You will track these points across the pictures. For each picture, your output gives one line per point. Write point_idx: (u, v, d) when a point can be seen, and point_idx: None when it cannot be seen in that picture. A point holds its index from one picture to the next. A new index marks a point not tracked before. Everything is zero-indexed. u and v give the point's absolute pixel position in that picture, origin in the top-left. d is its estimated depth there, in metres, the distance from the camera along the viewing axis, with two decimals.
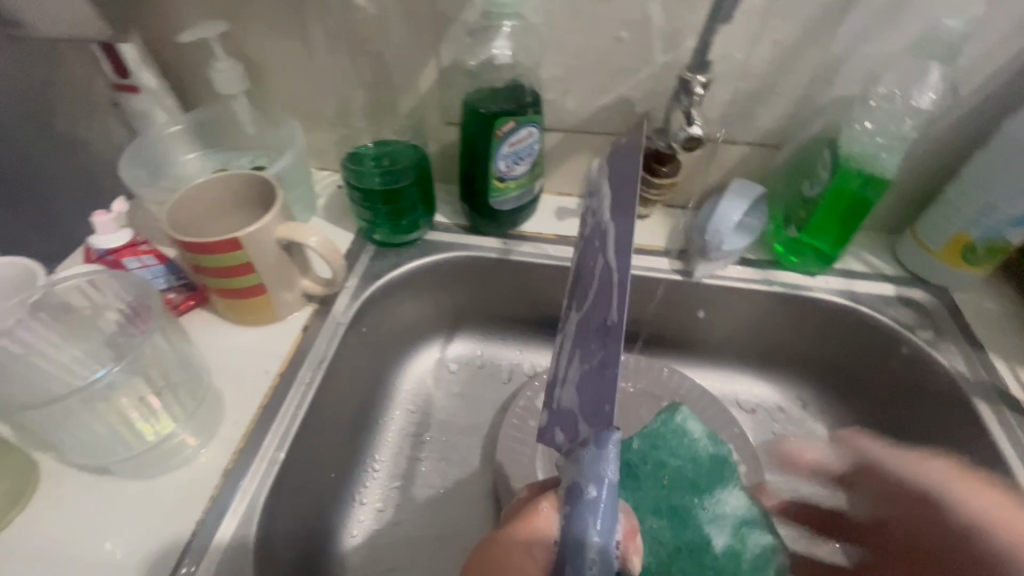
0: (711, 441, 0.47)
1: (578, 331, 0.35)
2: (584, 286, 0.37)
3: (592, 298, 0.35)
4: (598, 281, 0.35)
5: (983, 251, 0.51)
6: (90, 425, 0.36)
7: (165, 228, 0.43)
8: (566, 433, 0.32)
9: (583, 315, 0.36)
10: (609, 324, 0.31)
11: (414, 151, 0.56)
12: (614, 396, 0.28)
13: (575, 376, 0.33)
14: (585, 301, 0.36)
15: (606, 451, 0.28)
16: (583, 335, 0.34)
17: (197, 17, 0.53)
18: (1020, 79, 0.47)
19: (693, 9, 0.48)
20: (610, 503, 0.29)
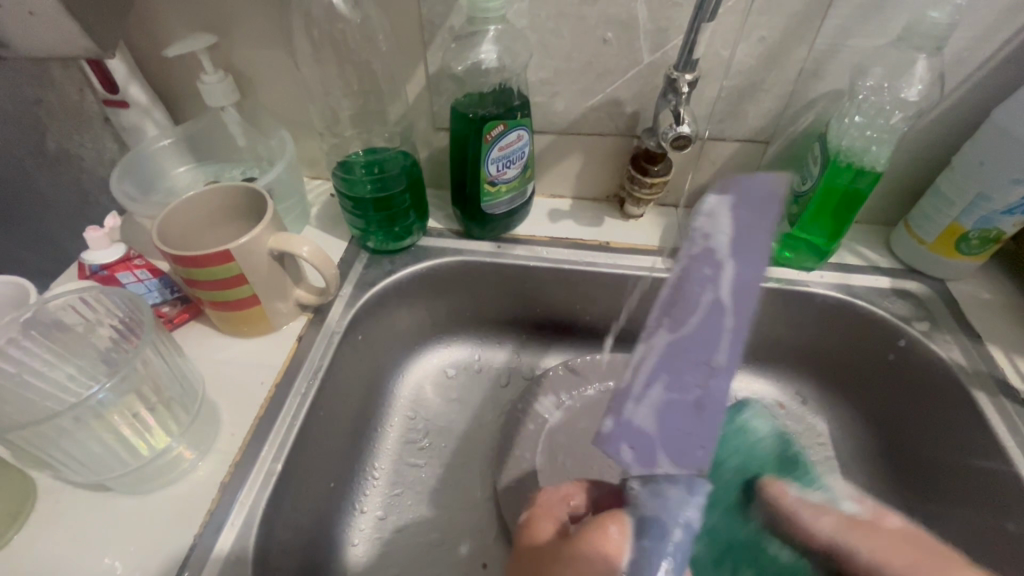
0: (779, 443, 0.46)
1: (667, 350, 0.39)
2: (676, 301, 0.40)
3: (692, 318, 0.39)
4: (699, 306, 0.39)
5: (977, 240, 0.51)
6: (83, 442, 0.36)
7: (155, 242, 0.43)
8: (638, 452, 0.40)
9: (676, 335, 0.39)
10: (715, 365, 0.38)
11: (403, 157, 0.55)
12: (708, 444, 0.39)
13: (659, 407, 0.40)
14: (674, 321, 0.40)
15: (693, 501, 0.34)
16: (681, 356, 0.39)
17: (184, 31, 0.53)
18: (1006, 68, 0.47)
19: (677, 8, 0.48)
20: (684, 549, 0.32)
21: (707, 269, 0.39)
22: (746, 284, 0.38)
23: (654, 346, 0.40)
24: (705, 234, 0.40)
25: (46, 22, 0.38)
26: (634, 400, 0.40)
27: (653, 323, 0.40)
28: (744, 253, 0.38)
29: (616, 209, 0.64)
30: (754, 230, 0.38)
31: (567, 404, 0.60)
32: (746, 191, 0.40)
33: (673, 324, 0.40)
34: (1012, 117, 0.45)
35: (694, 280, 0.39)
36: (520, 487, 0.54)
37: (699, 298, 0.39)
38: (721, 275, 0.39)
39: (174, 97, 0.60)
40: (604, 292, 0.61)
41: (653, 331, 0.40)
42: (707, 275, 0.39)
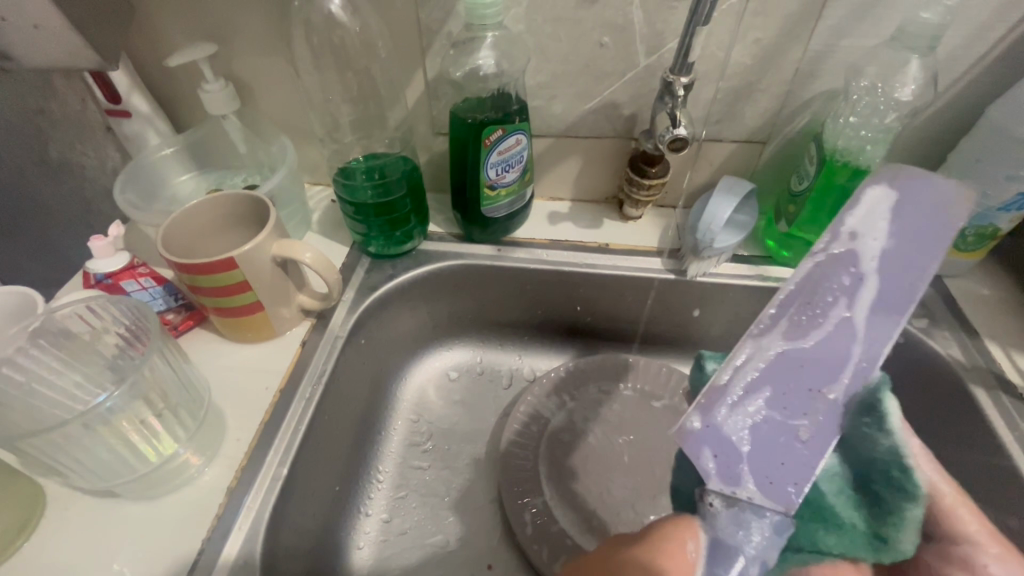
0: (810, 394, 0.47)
1: (784, 358, 0.35)
2: (810, 307, 0.35)
3: (784, 323, 0.35)
4: (830, 319, 0.35)
5: (973, 236, 0.52)
6: (91, 449, 0.37)
7: (160, 250, 0.43)
8: None
9: (773, 345, 0.35)
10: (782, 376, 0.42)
11: (404, 163, 0.56)
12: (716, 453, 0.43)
13: (757, 424, 0.34)
14: (797, 324, 0.35)
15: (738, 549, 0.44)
16: (782, 365, 0.35)
17: (185, 40, 0.54)
18: (1000, 66, 0.48)
19: (673, 11, 0.48)
20: None
21: (850, 272, 0.35)
22: (885, 305, 0.34)
23: (769, 347, 0.35)
24: (852, 235, 0.35)
25: (51, 35, 0.39)
26: (731, 407, 0.34)
27: (774, 317, 0.35)
28: (890, 263, 0.34)
29: (615, 211, 0.65)
30: (919, 246, 0.34)
31: (569, 405, 0.60)
32: (891, 196, 0.34)
33: (797, 328, 0.35)
34: (1006, 114, 0.46)
35: (832, 285, 0.35)
36: (524, 488, 0.54)
37: (832, 300, 0.35)
38: (859, 289, 0.34)
39: (176, 106, 0.61)
40: (604, 293, 0.61)
41: (771, 328, 0.35)
42: (846, 280, 0.35)
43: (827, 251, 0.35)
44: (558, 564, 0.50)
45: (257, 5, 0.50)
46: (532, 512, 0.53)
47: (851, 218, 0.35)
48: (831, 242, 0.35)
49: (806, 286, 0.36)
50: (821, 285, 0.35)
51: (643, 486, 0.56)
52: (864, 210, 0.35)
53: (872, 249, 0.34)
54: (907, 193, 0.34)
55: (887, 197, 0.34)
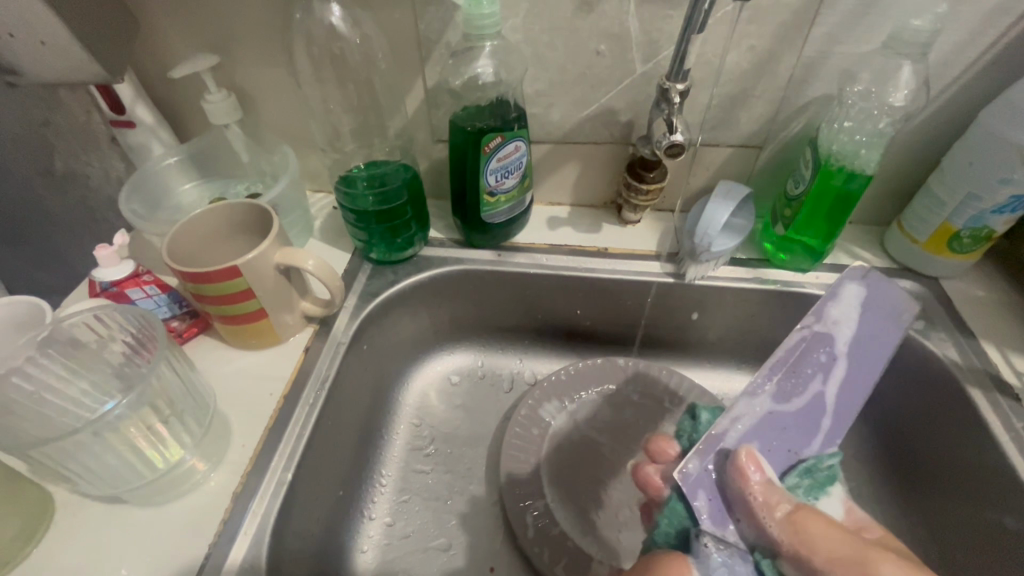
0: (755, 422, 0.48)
1: (770, 417, 0.39)
2: (791, 373, 0.40)
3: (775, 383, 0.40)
4: (808, 390, 0.41)
5: (969, 238, 0.52)
6: (100, 456, 0.37)
7: (165, 259, 0.44)
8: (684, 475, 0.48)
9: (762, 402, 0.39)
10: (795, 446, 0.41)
11: (404, 170, 0.57)
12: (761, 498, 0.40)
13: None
14: (782, 388, 0.40)
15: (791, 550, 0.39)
16: (768, 422, 0.39)
17: (188, 52, 0.55)
18: (991, 71, 0.48)
19: (668, 19, 0.49)
20: None
21: (824, 348, 0.41)
22: (848, 380, 0.42)
23: (758, 403, 0.39)
24: (831, 319, 0.42)
25: (58, 51, 0.40)
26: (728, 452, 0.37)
27: (762, 379, 0.39)
28: (858, 351, 0.42)
29: (613, 215, 0.65)
30: (879, 337, 0.43)
31: (571, 409, 0.61)
32: (864, 290, 0.43)
33: (781, 394, 0.40)
34: (998, 118, 0.46)
35: (810, 357, 0.41)
36: (526, 491, 0.55)
37: (809, 369, 0.41)
38: (832, 367, 0.41)
39: (179, 116, 0.61)
40: (603, 297, 0.62)
41: (759, 386, 0.39)
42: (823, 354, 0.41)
43: (811, 327, 0.41)
44: (559, 567, 0.50)
45: (258, 18, 0.51)
46: (534, 515, 0.53)
47: (833, 308, 0.42)
48: (817, 319, 0.42)
49: (794, 354, 0.41)
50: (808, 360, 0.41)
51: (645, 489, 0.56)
52: (843, 298, 0.43)
53: (843, 330, 0.42)
54: (870, 294, 0.43)
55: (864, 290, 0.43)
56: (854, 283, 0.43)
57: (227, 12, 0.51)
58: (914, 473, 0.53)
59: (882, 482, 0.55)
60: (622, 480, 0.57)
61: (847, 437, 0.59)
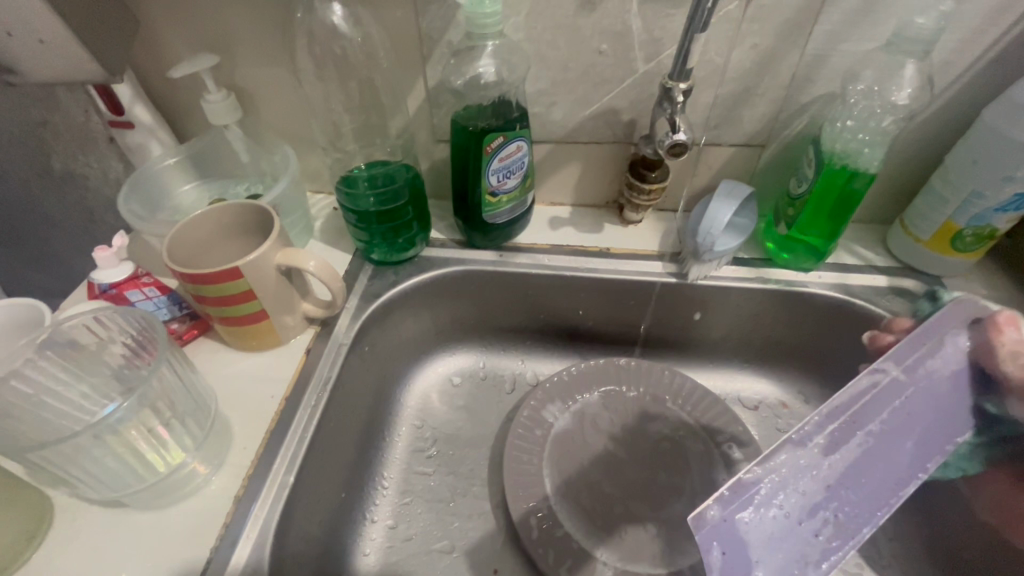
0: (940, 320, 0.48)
1: (817, 471, 0.33)
2: (849, 423, 0.35)
3: (828, 434, 0.34)
4: (865, 441, 0.35)
5: (971, 237, 0.52)
6: (101, 459, 0.37)
7: (164, 260, 0.44)
8: None
9: (807, 455, 0.33)
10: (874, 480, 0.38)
11: (406, 170, 0.56)
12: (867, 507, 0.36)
13: (782, 530, 0.31)
14: (836, 437, 0.34)
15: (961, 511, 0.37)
16: (809, 478, 0.33)
17: (188, 52, 0.54)
18: (994, 68, 0.48)
19: (670, 18, 0.49)
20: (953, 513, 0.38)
21: (898, 398, 0.36)
22: (920, 429, 0.36)
23: (802, 456, 0.33)
24: (912, 366, 0.37)
25: (56, 49, 0.39)
26: (751, 506, 0.31)
27: (815, 424, 0.34)
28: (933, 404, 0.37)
29: (616, 215, 0.65)
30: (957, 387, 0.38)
31: (573, 409, 0.61)
32: (952, 338, 0.39)
33: (834, 444, 0.34)
34: (1000, 116, 0.46)
35: (879, 408, 0.35)
36: (529, 492, 0.55)
37: (874, 423, 0.35)
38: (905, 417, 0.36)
39: (179, 116, 0.61)
40: (605, 297, 0.62)
41: (809, 436, 0.34)
42: (895, 405, 0.36)
43: (887, 371, 0.36)
44: (563, 568, 0.50)
45: (258, 17, 0.51)
46: (537, 517, 0.53)
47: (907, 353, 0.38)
48: (896, 364, 0.37)
49: (860, 403, 0.35)
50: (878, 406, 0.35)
51: (649, 490, 0.56)
52: (930, 344, 0.39)
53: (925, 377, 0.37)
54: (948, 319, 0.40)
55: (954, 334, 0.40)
56: (942, 330, 0.40)
57: (227, 11, 0.51)
58: None
59: None
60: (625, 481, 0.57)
61: None
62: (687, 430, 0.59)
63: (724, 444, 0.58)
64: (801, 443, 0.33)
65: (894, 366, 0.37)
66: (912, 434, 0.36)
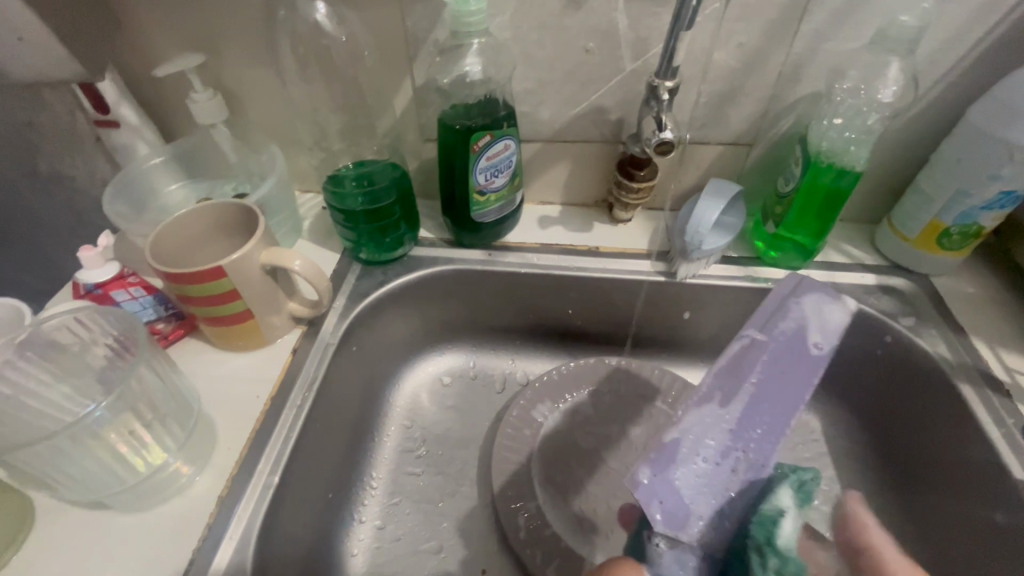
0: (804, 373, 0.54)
1: (718, 427, 0.37)
2: (733, 377, 0.38)
3: (721, 391, 0.38)
4: (745, 395, 0.38)
5: (958, 235, 0.52)
6: (80, 461, 0.36)
7: (148, 259, 0.43)
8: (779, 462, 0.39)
9: (706, 415, 0.37)
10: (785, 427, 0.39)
11: (394, 169, 0.56)
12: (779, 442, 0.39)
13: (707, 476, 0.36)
14: (727, 395, 0.38)
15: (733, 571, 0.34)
16: (709, 434, 0.36)
17: (172, 51, 0.54)
18: (979, 67, 0.48)
19: (657, 17, 0.49)
20: None
21: (767, 353, 0.39)
22: (788, 367, 0.40)
23: (704, 417, 0.36)
24: (769, 326, 0.40)
25: (36, 48, 0.39)
26: (678, 463, 0.35)
27: (711, 388, 0.37)
28: (798, 351, 0.40)
29: (605, 214, 0.65)
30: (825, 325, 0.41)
31: (562, 408, 0.60)
32: (820, 295, 0.42)
33: (728, 398, 0.38)
34: (985, 115, 0.46)
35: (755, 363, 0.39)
36: (517, 492, 0.54)
37: (755, 372, 0.39)
38: (773, 368, 0.39)
39: (165, 115, 0.61)
40: (595, 296, 0.62)
41: (705, 398, 0.37)
42: (766, 359, 0.39)
43: (755, 332, 0.40)
44: (551, 568, 0.50)
45: (243, 16, 0.50)
46: (526, 516, 0.53)
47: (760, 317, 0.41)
48: (760, 323, 0.40)
49: (740, 363, 0.39)
50: (747, 363, 0.39)
51: None
52: (792, 308, 0.41)
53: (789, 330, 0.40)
54: (813, 290, 0.42)
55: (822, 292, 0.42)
56: (794, 293, 0.42)
57: (211, 9, 0.50)
58: (904, 470, 0.53)
59: (873, 480, 0.55)
60: (613, 480, 0.57)
61: (837, 434, 0.59)
62: None
63: None
64: (700, 405, 0.36)
65: (754, 330, 0.40)
66: (783, 379, 0.40)
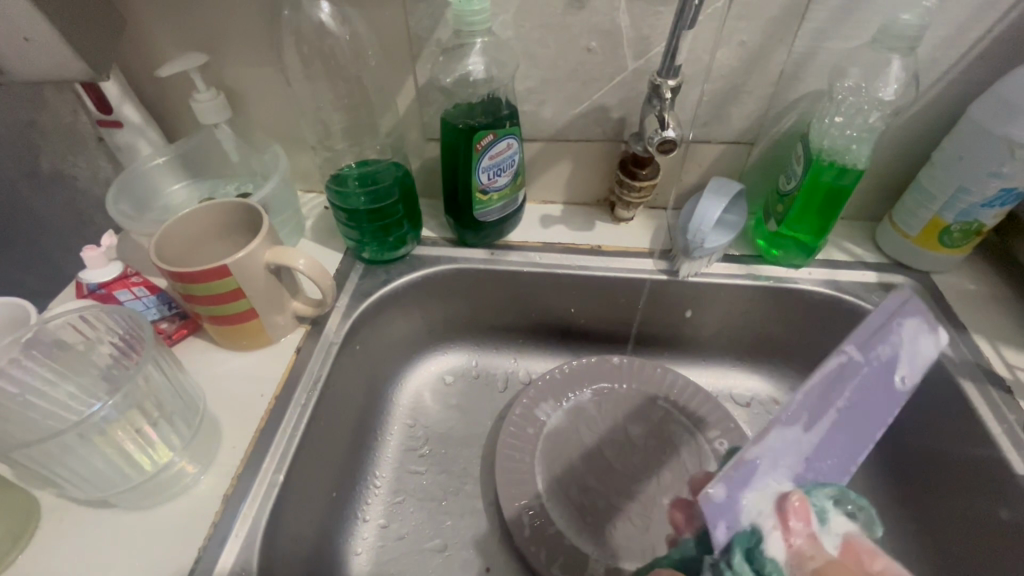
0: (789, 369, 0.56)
1: (800, 448, 0.29)
2: (823, 403, 0.30)
3: (805, 412, 0.30)
4: (825, 418, 0.31)
5: (959, 233, 0.52)
6: (87, 459, 0.36)
7: (153, 258, 0.44)
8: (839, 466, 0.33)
9: (784, 437, 0.29)
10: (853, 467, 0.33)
11: (397, 168, 0.56)
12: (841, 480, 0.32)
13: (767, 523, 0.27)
14: (813, 417, 0.30)
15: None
16: (792, 454, 0.29)
17: (175, 50, 0.54)
18: (978, 66, 0.49)
19: (658, 16, 0.49)
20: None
21: (861, 376, 0.32)
22: (863, 410, 0.33)
23: (786, 438, 0.29)
24: (870, 345, 0.32)
25: (41, 48, 0.39)
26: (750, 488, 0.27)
27: (801, 407, 0.29)
28: (867, 387, 0.32)
29: (607, 213, 0.65)
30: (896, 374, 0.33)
31: (565, 407, 0.61)
32: (911, 320, 0.33)
33: (813, 419, 0.30)
34: (986, 113, 0.47)
35: (847, 388, 0.31)
36: (521, 490, 0.54)
37: (841, 392, 0.31)
38: (850, 399, 0.32)
39: (168, 115, 0.61)
40: (597, 295, 0.62)
41: (797, 413, 0.29)
42: (857, 382, 0.32)
43: (853, 349, 0.31)
44: (556, 565, 0.50)
45: (246, 16, 0.51)
46: (530, 514, 0.53)
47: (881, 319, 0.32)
48: (858, 339, 0.32)
49: (827, 385, 0.30)
50: (845, 380, 0.31)
51: (642, 486, 0.56)
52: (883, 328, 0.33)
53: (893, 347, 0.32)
54: (902, 315, 0.34)
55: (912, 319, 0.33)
56: (898, 315, 0.33)
57: (214, 9, 0.50)
58: (907, 467, 0.54)
59: (875, 477, 0.56)
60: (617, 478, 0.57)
61: None
62: (681, 428, 0.59)
63: (715, 441, 0.58)
64: (784, 425, 0.29)
65: (853, 347, 0.31)
66: (867, 408, 0.33)
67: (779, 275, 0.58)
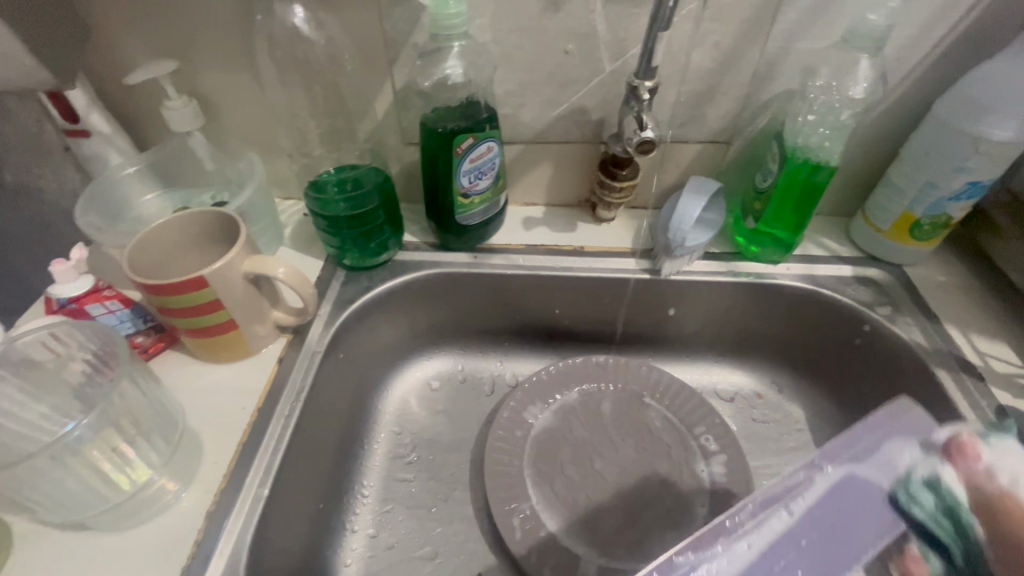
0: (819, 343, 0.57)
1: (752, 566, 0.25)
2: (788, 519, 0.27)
3: (769, 522, 0.26)
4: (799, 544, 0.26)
5: (928, 226, 0.54)
6: (62, 480, 0.35)
7: (125, 271, 0.42)
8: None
9: (739, 554, 0.25)
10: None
11: (377, 173, 0.56)
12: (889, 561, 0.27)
13: None
14: (771, 534, 0.26)
15: None
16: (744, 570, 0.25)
17: (145, 57, 0.53)
18: (943, 64, 0.50)
19: (635, 18, 0.49)
20: None
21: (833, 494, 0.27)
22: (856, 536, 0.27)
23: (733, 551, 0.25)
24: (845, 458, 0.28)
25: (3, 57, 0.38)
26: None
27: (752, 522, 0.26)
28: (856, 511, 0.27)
29: (588, 214, 0.66)
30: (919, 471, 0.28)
31: (553, 408, 0.61)
32: (903, 438, 0.29)
33: (778, 535, 0.26)
34: (951, 110, 0.48)
35: (817, 506, 0.27)
36: (510, 494, 0.54)
37: (801, 519, 0.27)
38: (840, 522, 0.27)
39: (138, 124, 0.59)
40: (581, 296, 0.62)
41: (745, 524, 0.26)
42: (828, 502, 0.27)
43: (828, 469, 0.28)
44: (547, 567, 0.50)
45: (217, 20, 0.50)
46: (521, 517, 0.53)
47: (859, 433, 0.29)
48: (836, 465, 0.28)
49: (793, 502, 0.27)
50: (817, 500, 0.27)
51: (632, 485, 0.56)
52: (869, 443, 0.29)
53: (884, 475, 0.28)
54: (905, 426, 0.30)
55: (904, 437, 0.29)
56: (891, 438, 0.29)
57: (183, 13, 0.49)
58: None
59: None
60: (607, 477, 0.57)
61: (819, 424, 0.61)
62: (667, 425, 0.60)
63: (701, 437, 0.58)
64: (732, 537, 0.26)
65: (825, 464, 0.28)
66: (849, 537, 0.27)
67: (758, 274, 0.59)
